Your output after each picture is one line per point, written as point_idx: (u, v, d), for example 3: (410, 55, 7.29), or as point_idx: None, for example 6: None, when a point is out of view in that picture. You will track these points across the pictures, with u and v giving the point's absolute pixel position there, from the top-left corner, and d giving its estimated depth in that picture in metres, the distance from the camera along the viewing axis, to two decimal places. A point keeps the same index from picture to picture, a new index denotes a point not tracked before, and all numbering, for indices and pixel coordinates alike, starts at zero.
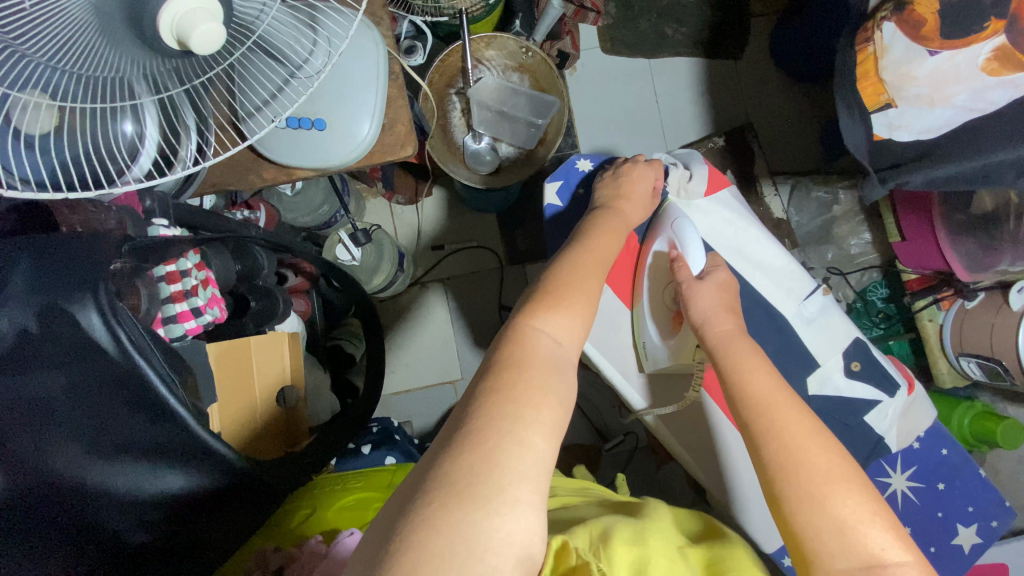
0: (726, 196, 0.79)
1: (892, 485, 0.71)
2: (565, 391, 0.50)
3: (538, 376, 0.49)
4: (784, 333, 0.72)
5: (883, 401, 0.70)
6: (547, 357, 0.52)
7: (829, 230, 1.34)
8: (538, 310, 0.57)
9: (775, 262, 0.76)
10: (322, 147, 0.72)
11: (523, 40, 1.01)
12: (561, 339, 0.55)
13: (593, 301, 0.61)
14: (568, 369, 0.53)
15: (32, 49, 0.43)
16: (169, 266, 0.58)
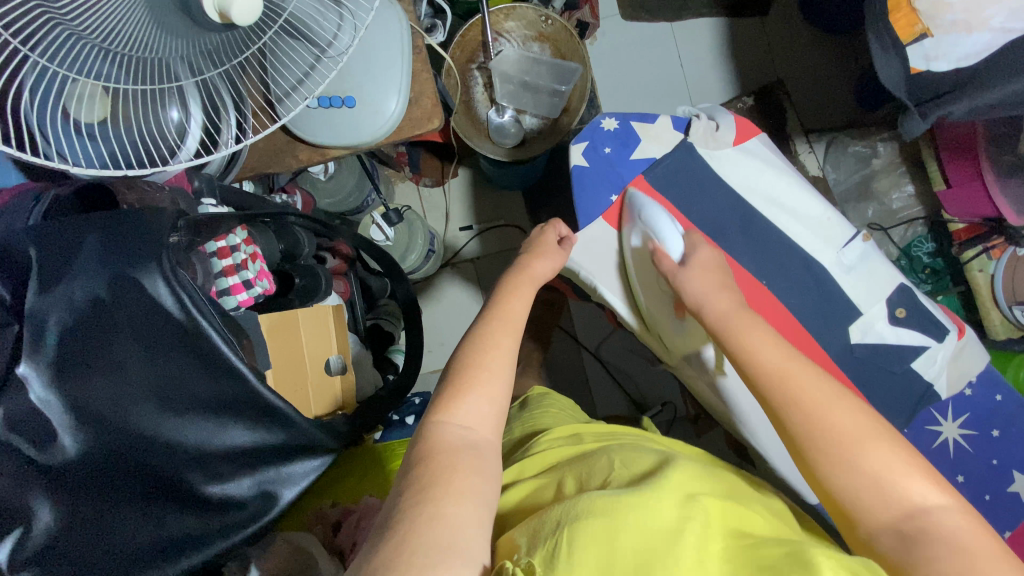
0: (756, 144, 0.74)
1: (943, 433, 0.69)
2: (480, 468, 0.47)
3: (452, 468, 0.46)
4: (827, 284, 0.70)
5: (931, 347, 0.68)
6: (456, 441, 0.49)
7: (868, 186, 1.29)
8: (445, 392, 0.53)
9: (810, 210, 0.72)
10: (353, 125, 0.74)
11: (542, 8, 1.01)
12: (473, 420, 0.51)
13: (508, 360, 0.56)
14: (487, 456, 0.49)
15: (85, 29, 0.46)
16: (220, 242, 0.62)
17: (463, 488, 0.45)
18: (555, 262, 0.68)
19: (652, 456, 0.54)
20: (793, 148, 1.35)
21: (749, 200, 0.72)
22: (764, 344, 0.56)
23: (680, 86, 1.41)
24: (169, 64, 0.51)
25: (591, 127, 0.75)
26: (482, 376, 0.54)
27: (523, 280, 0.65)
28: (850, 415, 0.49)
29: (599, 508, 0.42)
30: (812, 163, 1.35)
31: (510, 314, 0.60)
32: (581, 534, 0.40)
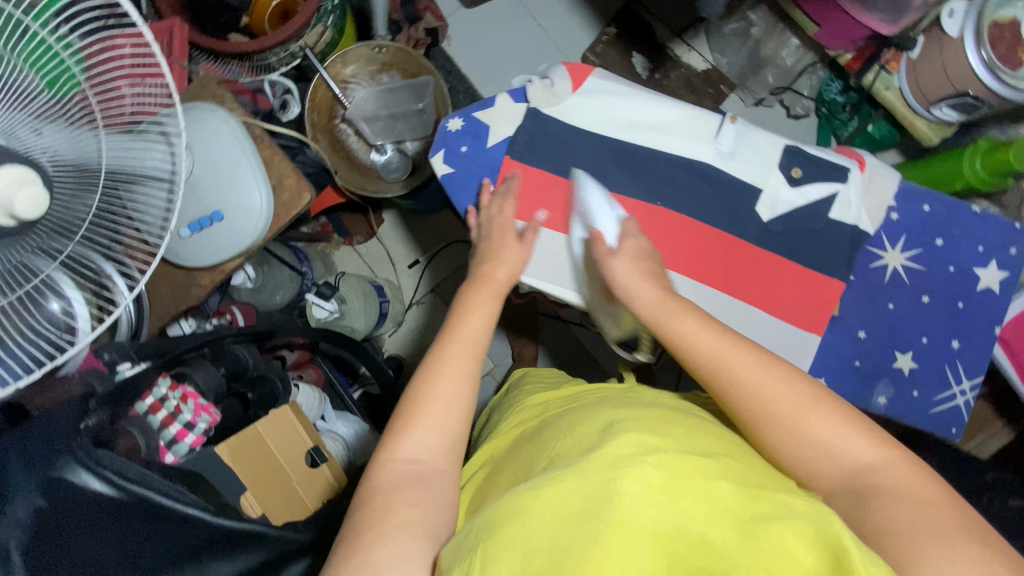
0: (596, 81, 0.69)
1: (887, 264, 0.68)
2: (430, 501, 0.47)
3: (398, 504, 0.46)
4: (721, 179, 0.67)
5: (840, 191, 0.67)
6: (403, 476, 0.48)
7: (759, 55, 1.28)
8: (394, 428, 0.52)
9: (673, 118, 0.68)
10: (228, 236, 0.75)
11: (371, 42, 1.03)
12: (423, 454, 0.50)
13: (467, 390, 0.54)
14: (439, 486, 0.49)
15: None
16: (147, 400, 0.65)
17: (400, 522, 0.44)
18: (517, 260, 0.64)
19: (599, 415, 0.54)
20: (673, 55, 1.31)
21: (610, 134, 0.68)
22: (776, 400, 0.49)
23: (548, 44, 1.41)
24: (25, 264, 0.54)
25: (440, 135, 0.70)
26: (433, 405, 0.52)
27: (479, 299, 0.61)
28: (791, 418, 0.48)
29: (511, 509, 0.42)
30: (698, 59, 1.31)
31: (468, 335, 0.57)
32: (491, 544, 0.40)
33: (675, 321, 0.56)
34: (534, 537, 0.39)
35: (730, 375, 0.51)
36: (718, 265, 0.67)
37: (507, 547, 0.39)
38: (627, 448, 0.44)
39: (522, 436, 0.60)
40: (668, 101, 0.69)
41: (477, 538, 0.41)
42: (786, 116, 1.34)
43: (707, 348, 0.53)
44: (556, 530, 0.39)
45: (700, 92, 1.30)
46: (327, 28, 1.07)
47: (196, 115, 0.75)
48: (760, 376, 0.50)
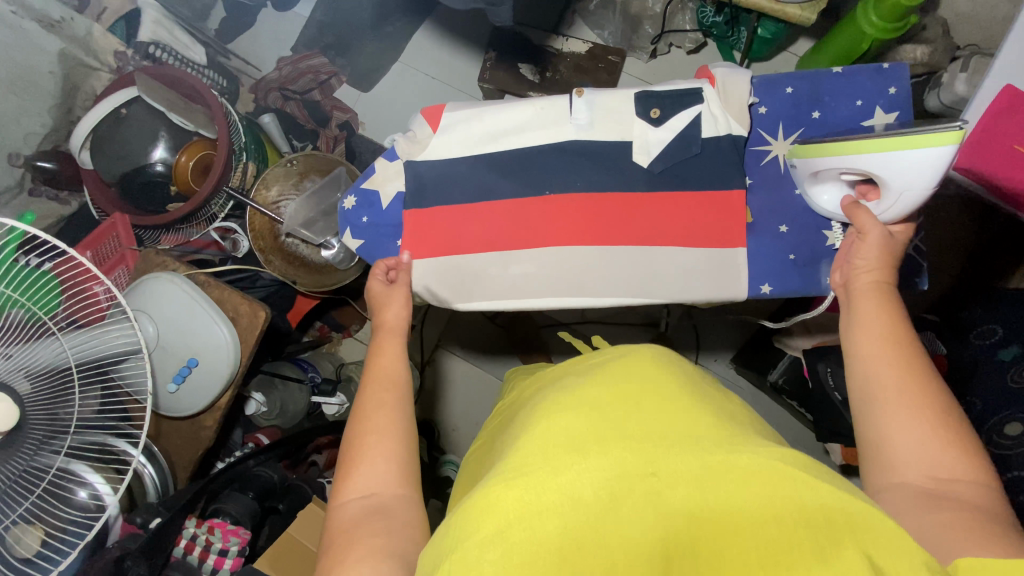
0: (450, 114, 0.74)
1: (777, 154, 0.73)
2: (393, 524, 0.49)
3: (361, 535, 0.48)
4: (592, 147, 0.71)
5: (702, 110, 0.70)
6: (358, 514, 0.50)
7: (631, 15, 1.33)
8: (342, 473, 0.54)
9: (528, 115, 0.73)
10: (208, 374, 0.83)
11: (283, 159, 1.14)
12: (374, 489, 0.52)
13: (396, 424, 0.57)
14: (395, 511, 0.51)
15: None
16: (181, 542, 0.73)
17: (366, 549, 0.46)
18: (404, 301, 0.68)
19: (550, 396, 0.54)
20: (554, 50, 1.36)
21: (481, 153, 0.73)
22: (932, 446, 0.48)
23: (448, 89, 1.49)
24: (37, 466, 0.62)
25: (341, 216, 0.76)
26: (372, 440, 0.55)
27: (384, 345, 0.64)
28: (903, 407, 0.50)
29: (494, 494, 0.40)
30: (579, 44, 1.35)
31: (386, 374, 0.60)
32: (472, 544, 0.37)
33: (863, 305, 0.58)
34: (522, 524, 0.37)
35: (869, 351, 0.54)
36: (622, 222, 0.71)
37: (486, 545, 0.37)
38: (607, 429, 0.44)
39: (488, 445, 0.60)
40: (519, 101, 0.73)
41: (450, 543, 0.39)
42: (684, 55, 1.38)
43: (870, 324, 0.56)
44: (544, 515, 0.38)
45: (593, 71, 1.34)
46: (247, 163, 1.18)
47: (146, 287, 0.85)
48: (902, 368, 0.52)
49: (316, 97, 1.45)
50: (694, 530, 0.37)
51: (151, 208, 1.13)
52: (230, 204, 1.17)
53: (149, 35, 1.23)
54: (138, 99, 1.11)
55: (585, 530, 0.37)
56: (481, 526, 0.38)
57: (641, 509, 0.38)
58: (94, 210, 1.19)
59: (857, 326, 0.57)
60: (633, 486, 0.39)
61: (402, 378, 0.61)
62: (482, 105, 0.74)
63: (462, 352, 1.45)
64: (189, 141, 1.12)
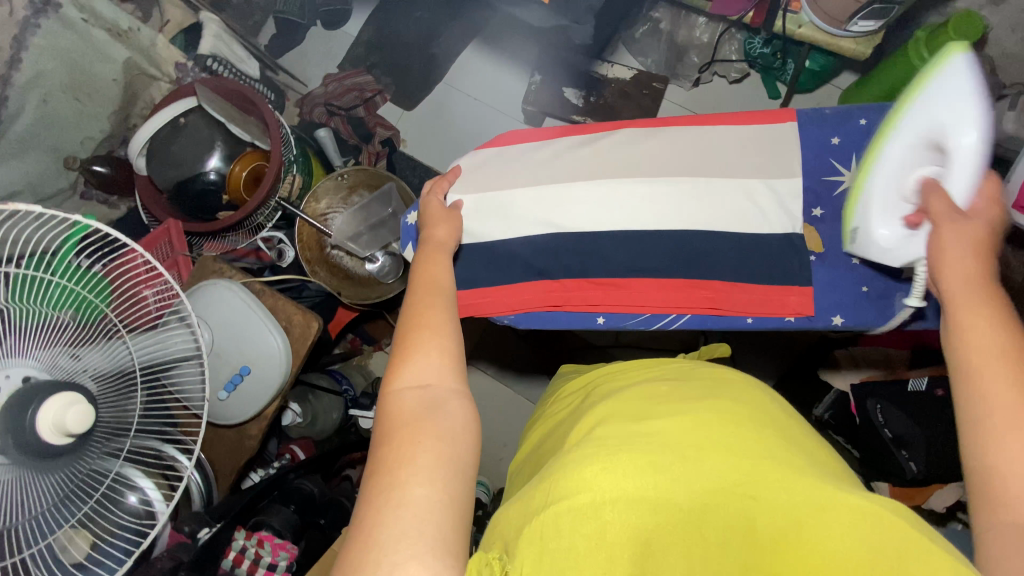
0: (497, 156, 0.82)
1: (849, 184, 0.74)
2: (445, 426, 0.52)
3: (418, 433, 0.51)
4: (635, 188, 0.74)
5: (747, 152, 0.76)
6: (415, 409, 0.53)
7: (677, 44, 1.34)
8: (394, 370, 0.57)
9: (585, 153, 0.80)
10: (260, 385, 0.82)
11: (334, 173, 1.16)
12: (426, 382, 0.56)
13: (451, 333, 0.60)
14: (444, 405, 0.54)
15: (13, 520, 0.54)
16: (229, 555, 0.73)
17: (425, 434, 0.51)
18: (451, 220, 0.73)
19: (637, 395, 0.56)
20: (599, 75, 1.38)
21: (537, 189, 0.79)
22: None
23: (488, 110, 1.51)
24: (97, 470, 0.61)
25: (405, 231, 0.82)
26: (426, 339, 0.59)
27: (431, 257, 0.68)
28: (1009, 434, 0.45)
29: (579, 478, 0.43)
30: (624, 71, 1.37)
31: (432, 281, 0.65)
32: (561, 514, 0.41)
33: (970, 307, 0.54)
34: (615, 505, 0.40)
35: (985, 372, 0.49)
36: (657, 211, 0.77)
37: (581, 521, 0.40)
38: (704, 435, 0.46)
39: (547, 444, 0.64)
40: (579, 138, 0.81)
41: (537, 508, 0.43)
42: (727, 84, 1.38)
43: (989, 346, 0.50)
44: (634, 503, 0.40)
45: (637, 97, 1.36)
46: (296, 174, 1.20)
47: (202, 293, 0.85)
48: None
49: (360, 114, 1.47)
50: (770, 531, 0.38)
51: (200, 214, 1.15)
52: (276, 215, 1.19)
53: (209, 49, 1.26)
54: (196, 110, 1.14)
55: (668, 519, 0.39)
56: (570, 500, 0.41)
57: (726, 521, 0.39)
58: (145, 215, 1.21)
59: (964, 334, 0.52)
60: (725, 498, 0.40)
61: (448, 282, 0.66)
62: (533, 145, 0.81)
63: (492, 371, 1.44)
64: (243, 151, 1.14)
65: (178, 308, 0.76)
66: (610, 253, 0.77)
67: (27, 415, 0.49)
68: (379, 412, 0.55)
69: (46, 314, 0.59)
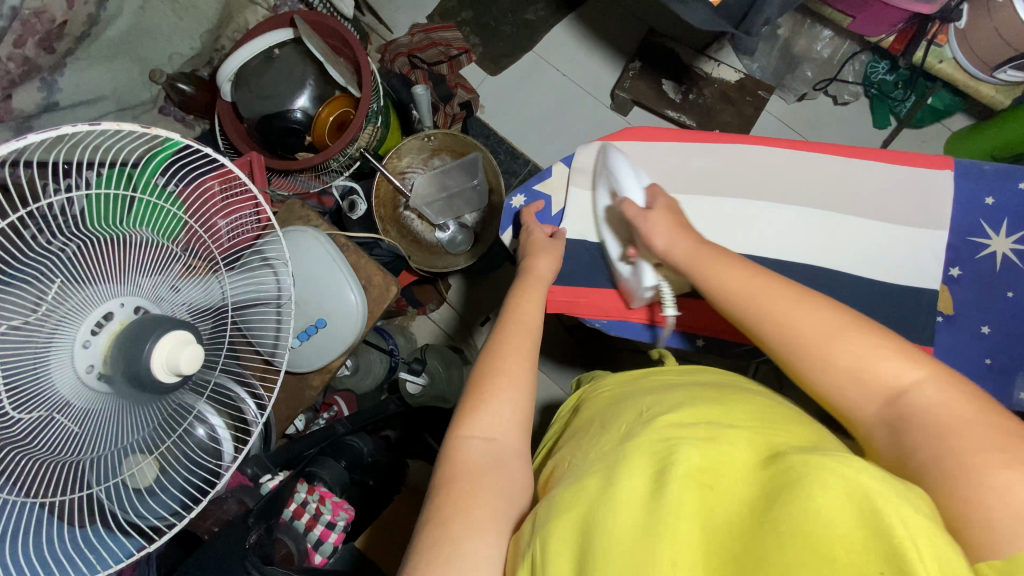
0: (614, 149, 0.78)
1: (994, 250, 0.70)
2: (506, 488, 0.53)
3: (477, 489, 0.52)
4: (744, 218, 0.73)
5: (876, 194, 0.72)
6: (479, 463, 0.54)
7: (791, 53, 1.26)
8: (466, 414, 0.57)
9: (709, 165, 0.76)
10: (334, 339, 0.82)
11: (422, 133, 1.10)
12: (493, 434, 0.56)
13: (529, 389, 0.60)
14: (509, 467, 0.55)
15: (102, 447, 0.53)
16: (292, 506, 0.75)
17: (487, 505, 0.51)
18: (555, 258, 0.73)
19: (629, 406, 0.58)
20: (702, 73, 1.31)
21: (654, 194, 0.76)
22: (821, 344, 0.51)
23: (576, 89, 1.44)
24: (181, 404, 0.60)
25: (508, 213, 0.82)
26: (504, 383, 0.58)
27: (522, 292, 0.68)
28: (793, 318, 0.53)
29: (566, 500, 0.47)
30: (730, 72, 1.30)
31: (523, 322, 0.64)
32: (556, 535, 0.44)
33: (718, 279, 0.59)
34: (605, 517, 0.42)
35: (772, 316, 0.54)
36: (775, 236, 0.73)
37: (566, 541, 0.43)
38: (674, 431, 0.48)
39: (555, 446, 0.66)
40: (704, 147, 0.77)
41: (532, 532, 0.47)
42: (834, 105, 1.31)
43: (778, 312, 0.54)
44: (617, 512, 0.42)
45: (738, 103, 1.29)
46: (379, 125, 1.16)
47: (290, 236, 0.83)
48: (804, 316, 0.53)
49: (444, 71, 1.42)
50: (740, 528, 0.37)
51: (280, 151, 1.12)
52: (354, 164, 1.16)
53: None
54: (292, 42, 1.10)
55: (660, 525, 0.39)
56: (563, 519, 0.45)
57: (693, 517, 0.39)
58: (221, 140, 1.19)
59: (775, 320, 0.55)
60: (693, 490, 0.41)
61: (536, 328, 0.65)
62: (652, 146, 0.78)
63: None
64: (333, 95, 1.11)
65: (265, 251, 0.74)
66: None
67: (144, 349, 0.49)
68: (443, 452, 0.56)
69: (148, 239, 0.56)
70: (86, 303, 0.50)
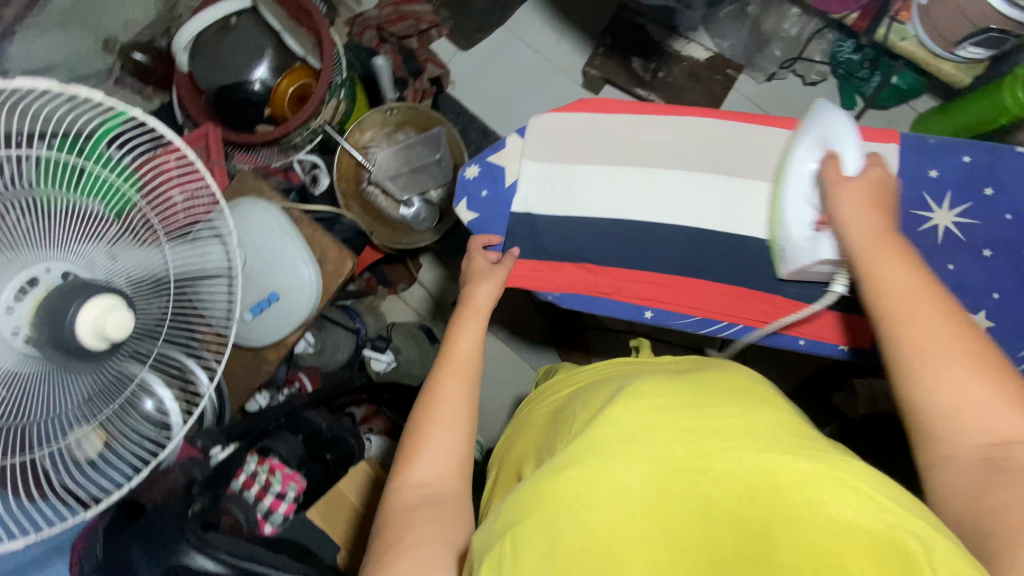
0: (566, 120, 0.79)
1: (938, 223, 0.71)
2: (446, 528, 0.51)
3: (413, 532, 0.50)
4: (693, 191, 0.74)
5: None
6: (416, 506, 0.52)
7: (760, 31, 1.26)
8: (405, 461, 0.56)
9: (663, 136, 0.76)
10: (286, 313, 0.81)
11: (383, 107, 1.11)
12: (432, 475, 0.55)
13: (467, 420, 0.58)
14: (449, 505, 0.53)
15: (30, 416, 0.52)
16: (241, 477, 0.77)
17: (421, 536, 0.50)
18: (497, 279, 0.71)
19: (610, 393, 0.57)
20: (673, 50, 1.30)
21: (607, 164, 0.76)
22: (960, 375, 0.47)
23: (547, 65, 1.43)
24: (121, 375, 0.58)
25: (462, 185, 0.80)
26: (440, 425, 0.57)
27: (461, 321, 0.66)
28: (943, 364, 0.48)
29: (542, 484, 0.44)
30: (700, 50, 1.30)
31: (464, 356, 0.62)
32: (527, 527, 0.42)
33: (897, 269, 0.53)
34: (588, 509, 0.41)
35: (903, 323, 0.50)
36: (727, 209, 0.74)
37: (537, 533, 0.41)
38: (656, 421, 0.48)
39: (521, 441, 0.66)
40: (659, 118, 0.77)
41: (506, 519, 0.44)
42: (802, 85, 1.31)
43: (921, 330, 0.49)
44: (599, 503, 0.41)
45: (707, 81, 1.29)
46: (342, 100, 1.14)
47: (241, 208, 0.82)
48: (961, 369, 0.47)
49: (413, 45, 1.39)
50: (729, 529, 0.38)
51: (239, 125, 1.10)
52: (315, 138, 1.14)
53: None
54: (251, 10, 1.07)
55: (644, 518, 0.40)
56: (533, 511, 0.43)
57: (686, 505, 0.40)
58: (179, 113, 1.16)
59: (881, 286, 0.53)
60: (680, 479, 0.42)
61: (475, 356, 0.63)
62: (606, 117, 0.78)
63: (503, 335, 1.44)
64: (292, 66, 1.09)
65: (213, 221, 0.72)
66: (664, 247, 0.75)
67: (69, 315, 0.48)
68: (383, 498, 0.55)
69: (77, 202, 0.54)
70: (7, 266, 0.49)
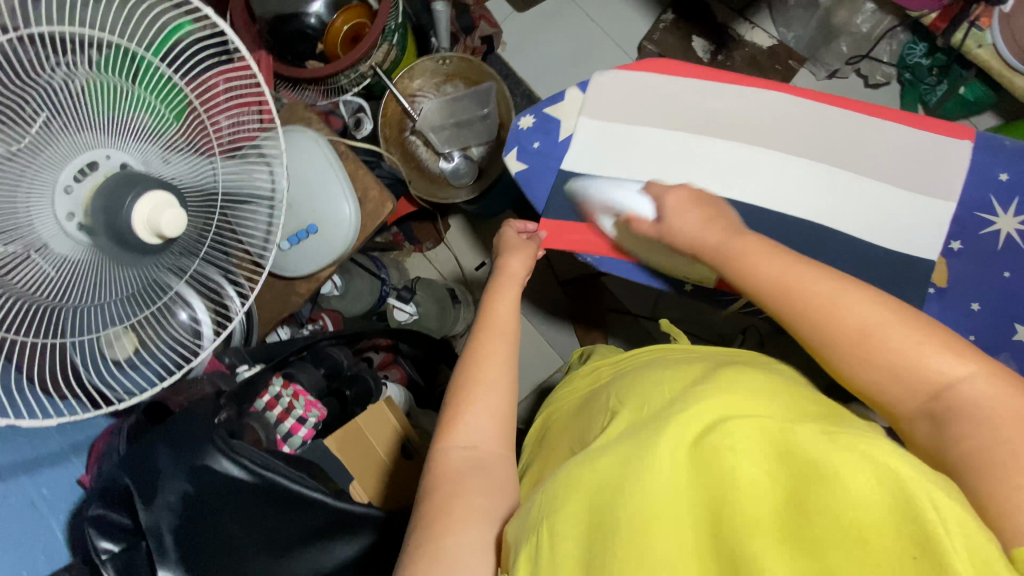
0: (622, 81, 0.79)
1: (1000, 228, 0.70)
2: (489, 487, 0.52)
3: (458, 491, 0.51)
4: (742, 168, 0.74)
5: (879, 156, 0.73)
6: (463, 467, 0.53)
7: (829, 24, 1.21)
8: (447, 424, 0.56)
9: (721, 108, 0.77)
10: (323, 246, 0.81)
11: (436, 55, 1.09)
12: (475, 441, 0.55)
13: (505, 383, 0.59)
14: (494, 470, 0.54)
15: (72, 301, 0.53)
16: (264, 398, 0.77)
17: (469, 507, 0.50)
18: (528, 253, 0.72)
19: (643, 382, 0.58)
20: (735, 34, 1.27)
21: (660, 129, 0.77)
22: (881, 336, 0.47)
23: (603, 36, 1.39)
24: (162, 283, 0.59)
25: (514, 133, 0.80)
26: (480, 391, 0.57)
27: (499, 289, 0.67)
28: (858, 322, 0.48)
29: (577, 477, 0.47)
30: (764, 38, 1.26)
31: (502, 322, 0.63)
32: (563, 518, 0.45)
33: (753, 270, 0.54)
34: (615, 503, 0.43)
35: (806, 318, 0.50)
36: (778, 188, 0.73)
37: (573, 526, 0.44)
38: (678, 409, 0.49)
39: (557, 425, 0.68)
40: (718, 90, 0.77)
41: (543, 510, 0.47)
42: (863, 85, 1.27)
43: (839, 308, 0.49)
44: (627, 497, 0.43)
45: (766, 70, 1.25)
46: (392, 44, 1.11)
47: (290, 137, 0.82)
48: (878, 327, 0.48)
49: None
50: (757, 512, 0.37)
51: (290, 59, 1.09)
52: (362, 81, 1.12)
53: None
54: None
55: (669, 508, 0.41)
56: (570, 508, 0.45)
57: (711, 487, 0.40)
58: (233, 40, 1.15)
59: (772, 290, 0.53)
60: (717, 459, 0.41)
61: (513, 326, 0.63)
62: (664, 82, 0.79)
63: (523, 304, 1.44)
64: (351, 3, 1.08)
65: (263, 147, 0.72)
66: None
67: (126, 205, 0.48)
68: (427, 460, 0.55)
69: (142, 101, 0.54)
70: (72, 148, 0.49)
